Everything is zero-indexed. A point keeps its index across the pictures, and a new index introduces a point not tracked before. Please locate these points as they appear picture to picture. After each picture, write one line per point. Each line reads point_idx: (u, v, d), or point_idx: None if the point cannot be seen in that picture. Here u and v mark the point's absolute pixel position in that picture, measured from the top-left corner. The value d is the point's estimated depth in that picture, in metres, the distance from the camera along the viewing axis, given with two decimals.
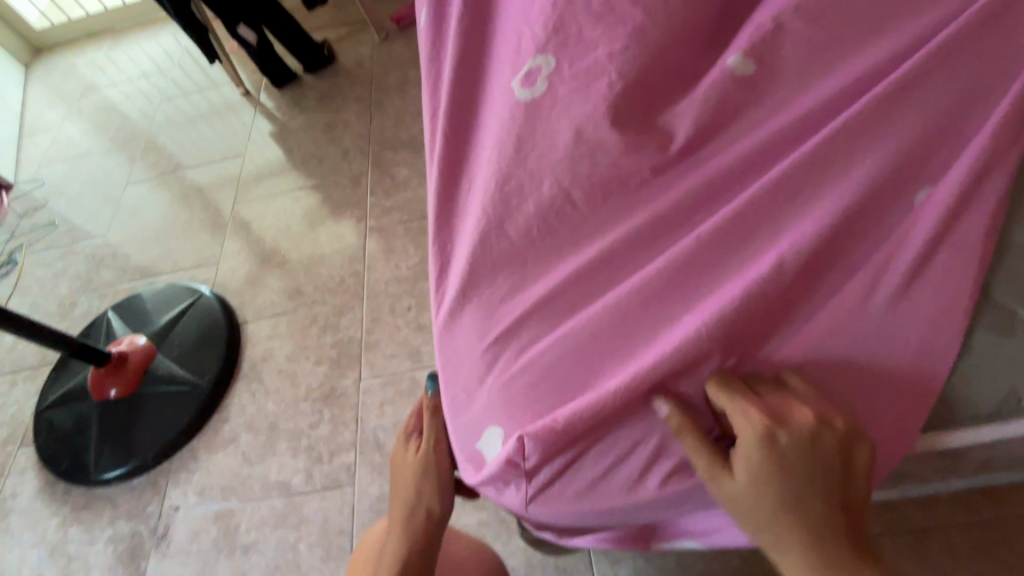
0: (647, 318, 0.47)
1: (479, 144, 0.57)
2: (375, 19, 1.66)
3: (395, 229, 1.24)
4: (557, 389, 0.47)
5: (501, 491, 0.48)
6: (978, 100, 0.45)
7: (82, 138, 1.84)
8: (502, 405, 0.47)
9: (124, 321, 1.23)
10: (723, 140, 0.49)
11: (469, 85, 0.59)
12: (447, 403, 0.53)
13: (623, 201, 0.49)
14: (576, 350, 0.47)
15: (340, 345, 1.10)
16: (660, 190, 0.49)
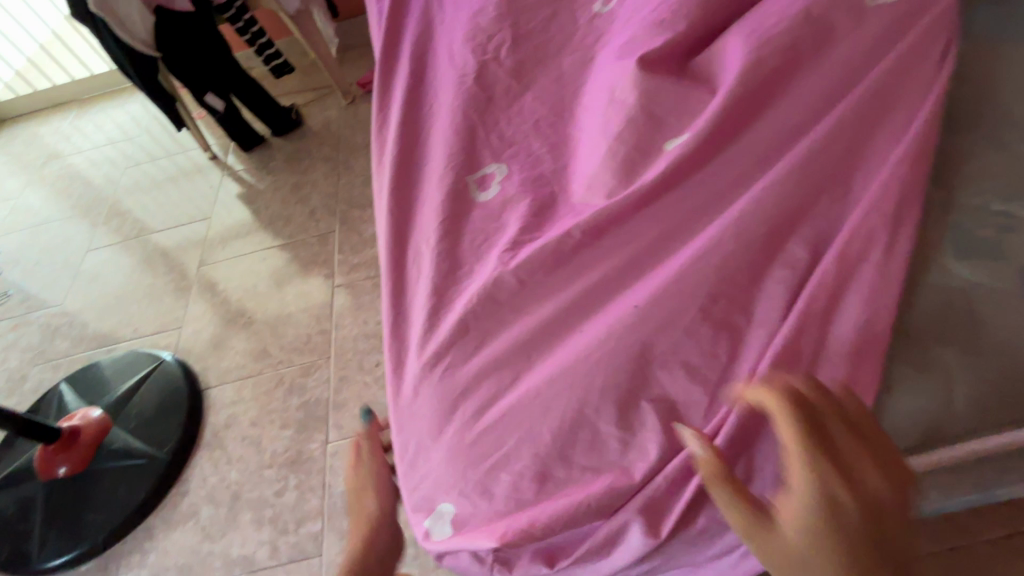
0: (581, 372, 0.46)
1: (426, 214, 0.60)
2: (342, 84, 1.72)
3: (363, 285, 1.24)
4: (501, 450, 0.46)
5: (462, 563, 0.48)
6: (901, 136, 0.46)
7: (42, 205, 1.81)
8: (454, 470, 0.47)
9: (78, 393, 1.18)
10: (656, 190, 0.50)
11: (431, 156, 0.64)
12: (401, 469, 0.52)
13: (565, 260, 0.51)
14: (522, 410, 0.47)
15: (307, 406, 1.07)
16: (597, 247, 0.51)
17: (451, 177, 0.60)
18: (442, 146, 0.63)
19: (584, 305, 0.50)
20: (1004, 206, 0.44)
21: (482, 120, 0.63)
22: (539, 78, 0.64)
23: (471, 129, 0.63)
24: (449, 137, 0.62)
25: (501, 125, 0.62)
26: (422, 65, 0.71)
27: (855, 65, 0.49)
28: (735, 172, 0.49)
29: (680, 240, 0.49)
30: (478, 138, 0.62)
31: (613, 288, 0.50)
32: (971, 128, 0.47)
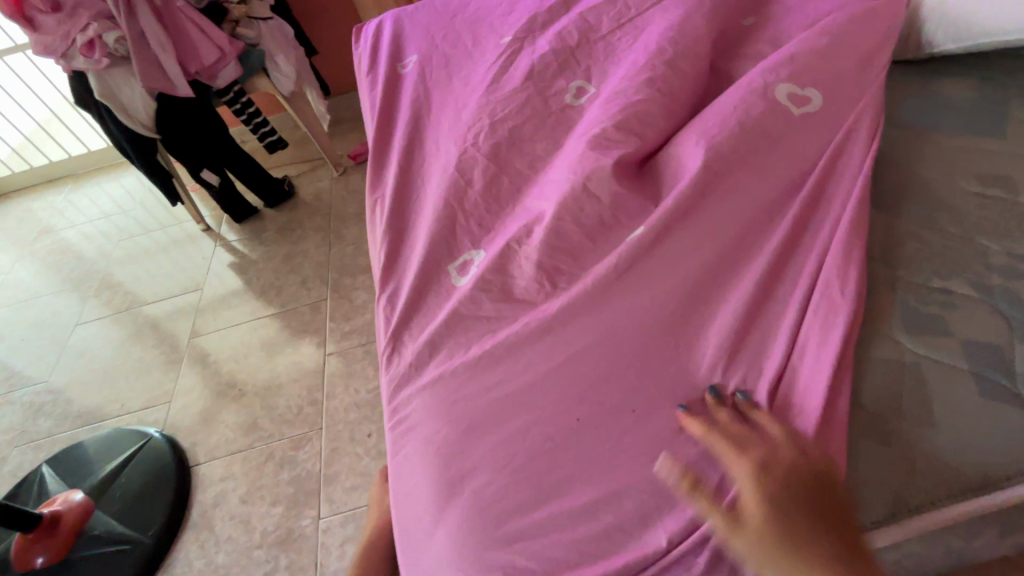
0: (571, 449, 0.49)
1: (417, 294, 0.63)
2: (333, 157, 1.80)
3: (354, 353, 1.26)
4: (498, 520, 0.48)
5: None
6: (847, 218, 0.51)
7: (32, 280, 1.82)
8: (453, 550, 0.48)
9: (60, 475, 1.15)
10: (630, 271, 0.54)
11: (422, 234, 0.67)
12: (401, 552, 0.53)
13: (551, 339, 0.54)
14: (517, 487, 0.49)
15: (298, 480, 1.06)
16: (579, 324, 0.54)
17: (441, 261, 0.64)
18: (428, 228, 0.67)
19: (569, 381, 0.51)
20: (943, 283, 0.48)
21: (466, 202, 0.67)
22: (521, 162, 0.68)
23: (457, 212, 0.67)
24: (436, 219, 0.66)
25: (484, 207, 0.67)
26: (411, 152, 0.76)
27: (799, 157, 0.54)
28: (702, 249, 0.53)
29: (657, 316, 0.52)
30: (463, 220, 0.66)
31: (593, 362, 0.51)
32: (907, 211, 0.53)
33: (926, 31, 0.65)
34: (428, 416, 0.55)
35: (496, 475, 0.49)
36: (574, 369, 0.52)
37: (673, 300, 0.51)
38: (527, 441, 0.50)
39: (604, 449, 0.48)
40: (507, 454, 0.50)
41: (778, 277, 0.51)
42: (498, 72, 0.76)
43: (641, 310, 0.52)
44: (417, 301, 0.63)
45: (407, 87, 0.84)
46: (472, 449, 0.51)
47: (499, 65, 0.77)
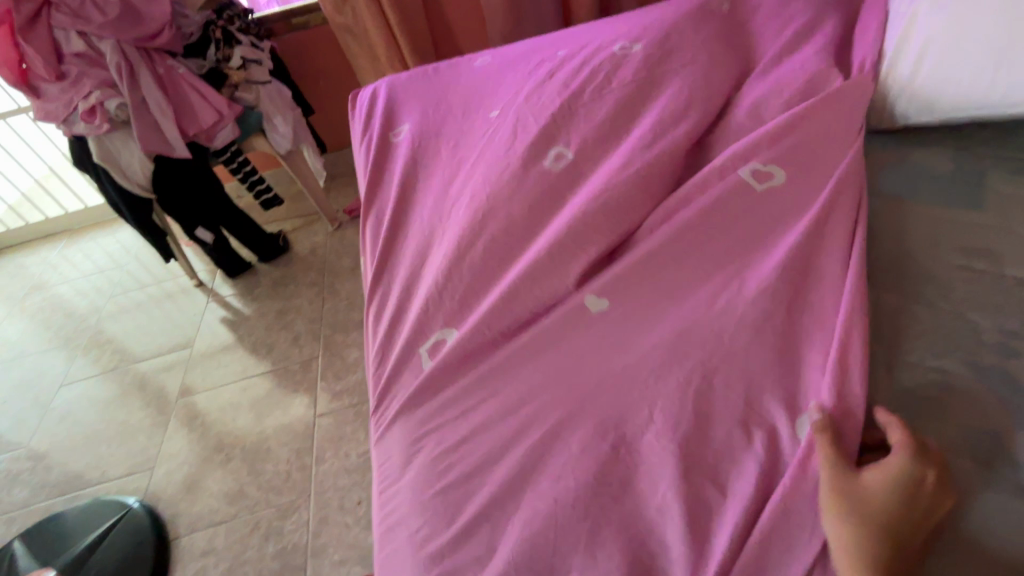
0: (566, 538, 0.46)
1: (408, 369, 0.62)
2: (328, 212, 1.82)
3: (346, 413, 1.23)
4: None
5: None
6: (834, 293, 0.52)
7: (19, 339, 1.79)
8: None
9: (33, 551, 1.09)
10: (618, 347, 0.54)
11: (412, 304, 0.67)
12: None
13: (542, 417, 0.52)
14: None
15: (284, 554, 1.01)
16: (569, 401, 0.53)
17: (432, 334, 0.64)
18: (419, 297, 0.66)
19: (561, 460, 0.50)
20: (935, 360, 0.48)
21: (454, 272, 0.66)
22: (511, 229, 0.67)
23: (445, 284, 0.66)
24: (428, 293, 0.66)
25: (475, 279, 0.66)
26: (403, 222, 0.77)
27: (780, 235, 0.56)
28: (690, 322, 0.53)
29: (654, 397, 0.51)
30: (450, 289, 0.65)
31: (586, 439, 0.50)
32: (894, 286, 0.54)
33: (897, 105, 0.67)
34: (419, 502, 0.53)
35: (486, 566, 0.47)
36: (567, 451, 0.51)
37: (666, 378, 0.51)
38: (520, 528, 0.48)
39: (602, 538, 0.46)
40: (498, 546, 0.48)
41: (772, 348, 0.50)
42: (488, 141, 0.78)
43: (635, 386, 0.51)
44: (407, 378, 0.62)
45: (398, 156, 0.86)
46: (462, 541, 0.49)
47: (488, 134, 0.79)
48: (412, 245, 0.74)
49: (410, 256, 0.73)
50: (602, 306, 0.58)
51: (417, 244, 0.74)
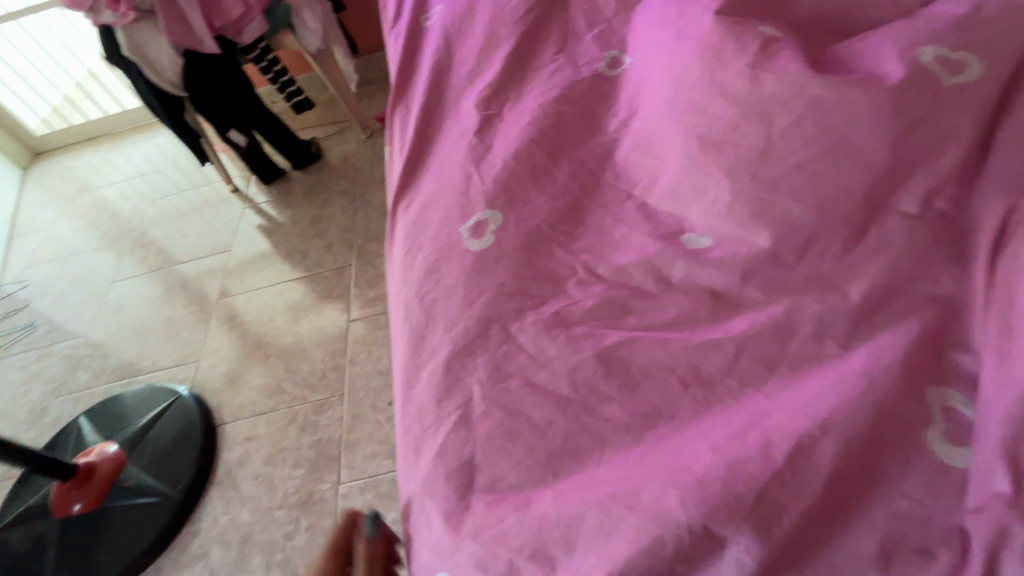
0: (620, 444, 0.39)
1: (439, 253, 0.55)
2: (361, 119, 1.76)
3: (377, 320, 1.24)
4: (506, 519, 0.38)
5: None
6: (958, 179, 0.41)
7: (71, 237, 1.87)
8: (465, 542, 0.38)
9: (96, 427, 1.19)
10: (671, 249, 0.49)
11: (444, 190, 0.60)
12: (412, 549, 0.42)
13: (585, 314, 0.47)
14: (544, 475, 0.39)
15: (320, 444, 1.06)
16: (617, 303, 0.47)
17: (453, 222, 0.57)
18: (450, 186, 0.60)
19: (609, 361, 0.43)
20: None
21: (492, 164, 0.60)
22: (554, 120, 0.61)
23: (478, 175, 0.60)
24: (463, 180, 0.60)
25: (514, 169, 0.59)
26: (436, 106, 0.69)
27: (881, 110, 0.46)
28: (751, 232, 0.45)
29: (717, 297, 0.45)
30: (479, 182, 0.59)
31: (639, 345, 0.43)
32: None
33: None
34: (448, 385, 0.46)
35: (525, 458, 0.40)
36: (624, 348, 0.43)
37: (727, 273, 0.45)
38: (563, 423, 0.41)
39: (662, 444, 0.38)
40: (540, 439, 0.41)
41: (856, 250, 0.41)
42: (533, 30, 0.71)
43: (696, 288, 0.45)
44: (437, 259, 0.54)
45: (429, 39, 0.78)
46: (496, 432, 0.42)
47: (530, 21, 0.69)
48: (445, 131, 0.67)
49: (443, 141, 0.65)
50: (704, 244, 0.48)
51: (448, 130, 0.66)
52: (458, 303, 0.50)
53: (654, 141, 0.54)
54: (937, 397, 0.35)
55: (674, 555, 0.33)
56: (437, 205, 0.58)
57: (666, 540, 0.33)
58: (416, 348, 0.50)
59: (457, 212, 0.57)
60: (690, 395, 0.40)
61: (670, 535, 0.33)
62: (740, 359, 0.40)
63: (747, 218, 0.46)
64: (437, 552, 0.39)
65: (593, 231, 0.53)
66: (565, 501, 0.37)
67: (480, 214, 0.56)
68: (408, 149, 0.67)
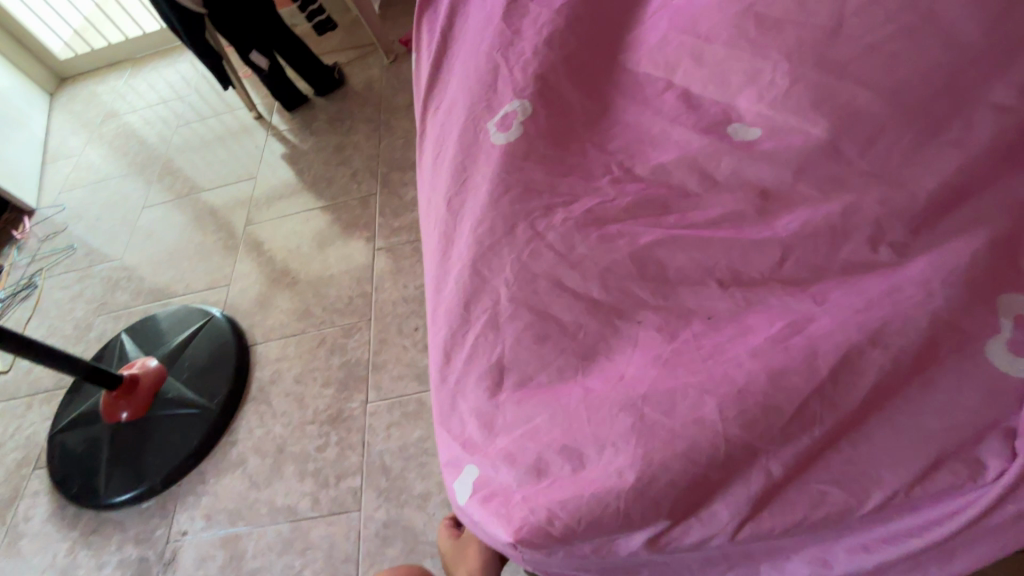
0: (647, 347, 0.38)
1: (466, 157, 0.52)
2: (384, 42, 1.69)
3: (403, 249, 1.24)
4: (535, 413, 0.39)
5: (492, 537, 0.37)
6: None
7: (101, 163, 1.88)
8: (493, 435, 0.40)
9: (137, 343, 1.24)
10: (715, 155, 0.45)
11: (467, 88, 0.56)
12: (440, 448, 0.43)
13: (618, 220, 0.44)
14: (570, 376, 0.40)
15: (348, 366, 1.09)
16: (653, 212, 0.44)
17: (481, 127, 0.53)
18: (474, 82, 0.55)
19: (640, 267, 0.41)
20: None
21: (522, 52, 0.54)
22: (596, 12, 0.55)
23: (509, 66, 0.54)
24: (489, 71, 0.55)
25: (545, 54, 0.53)
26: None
27: None
28: (809, 135, 0.42)
29: (764, 204, 0.42)
30: (510, 77, 0.54)
31: (673, 251, 0.41)
32: None
33: None
34: (477, 291, 0.45)
35: (552, 360, 0.40)
36: (658, 251, 0.41)
37: (779, 180, 0.42)
38: (589, 327, 0.40)
39: (690, 347, 0.37)
40: (567, 342, 0.41)
41: (916, 160, 0.39)
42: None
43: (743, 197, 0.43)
44: (464, 161, 0.52)
45: None
46: (523, 334, 0.42)
47: None
48: (470, 28, 0.61)
49: (468, 35, 0.60)
50: (753, 135, 0.44)
51: (473, 23, 0.61)
52: (484, 204, 0.48)
53: (699, 22, 0.49)
54: (1015, 303, 0.34)
55: (706, 457, 0.33)
56: (464, 107, 0.55)
57: (700, 443, 0.33)
58: (444, 255, 0.49)
59: (487, 114, 0.53)
60: (719, 304, 0.39)
61: (705, 437, 0.33)
62: (778, 268, 0.39)
63: (808, 117, 0.42)
64: (467, 445, 0.41)
65: (632, 134, 0.50)
66: (594, 396, 0.38)
67: (511, 105, 0.52)
68: (437, 51, 0.63)
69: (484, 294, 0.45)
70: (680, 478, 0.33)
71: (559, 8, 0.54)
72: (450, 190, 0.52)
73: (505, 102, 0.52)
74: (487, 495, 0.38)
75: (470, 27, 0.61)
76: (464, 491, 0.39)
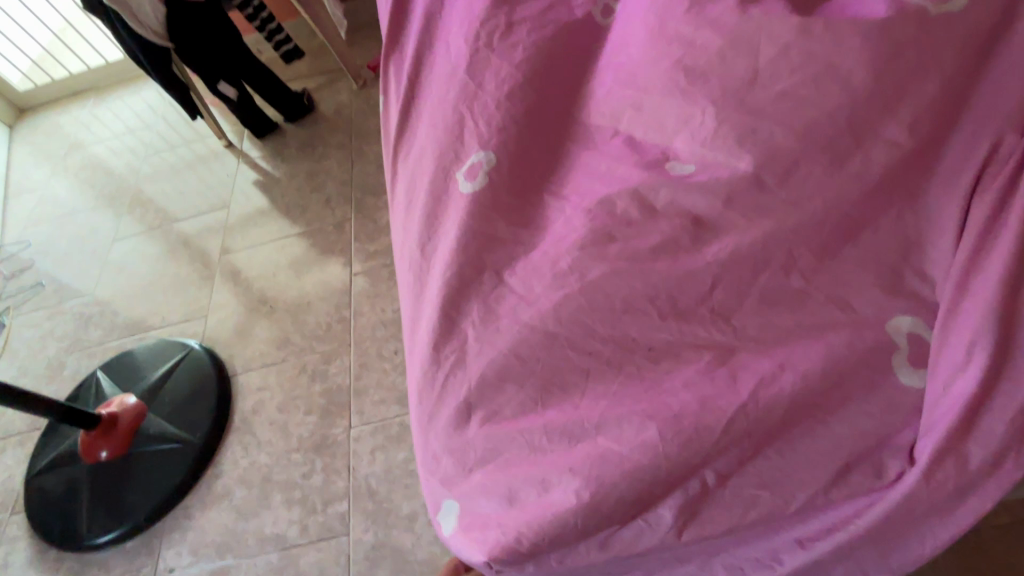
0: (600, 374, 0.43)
1: (437, 203, 0.57)
2: (352, 68, 1.72)
3: (379, 273, 1.27)
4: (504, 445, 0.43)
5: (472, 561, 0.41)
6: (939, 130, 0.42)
7: (67, 196, 1.86)
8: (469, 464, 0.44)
9: (114, 380, 1.23)
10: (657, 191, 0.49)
11: (437, 136, 0.60)
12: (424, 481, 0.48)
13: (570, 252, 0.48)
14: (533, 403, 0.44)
15: (330, 392, 1.11)
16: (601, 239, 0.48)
17: (448, 172, 0.57)
18: (442, 130, 0.60)
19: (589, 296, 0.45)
20: None
21: (484, 101, 0.58)
22: (550, 62, 0.59)
23: (472, 114, 0.58)
24: (455, 121, 0.59)
25: (504, 103, 0.58)
26: (426, 43, 0.67)
27: None
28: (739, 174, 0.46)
29: (699, 233, 0.46)
30: (474, 125, 0.58)
31: (618, 280, 0.45)
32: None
33: None
34: (450, 330, 0.49)
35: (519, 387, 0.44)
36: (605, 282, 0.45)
37: (711, 211, 0.46)
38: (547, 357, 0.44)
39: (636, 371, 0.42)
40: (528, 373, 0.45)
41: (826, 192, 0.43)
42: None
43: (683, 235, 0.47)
44: (435, 206, 0.56)
45: None
46: (487, 369, 0.46)
47: None
48: (435, 75, 0.65)
49: (434, 83, 0.64)
50: (688, 169, 0.49)
51: (438, 70, 0.64)
52: (450, 246, 0.52)
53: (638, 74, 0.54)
54: (901, 326, 0.41)
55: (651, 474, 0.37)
56: (434, 153, 0.59)
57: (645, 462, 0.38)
58: (417, 297, 0.54)
59: (453, 160, 0.57)
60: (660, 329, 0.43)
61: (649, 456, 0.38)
62: (710, 292, 0.44)
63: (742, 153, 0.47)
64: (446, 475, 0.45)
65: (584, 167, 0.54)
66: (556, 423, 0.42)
67: (473, 158, 0.56)
68: (406, 96, 0.67)
69: (459, 335, 0.48)
70: (634, 492, 0.38)
71: (517, 58, 0.59)
72: (422, 234, 0.56)
73: (471, 153, 0.57)
74: (467, 524, 0.42)
75: (435, 75, 0.65)
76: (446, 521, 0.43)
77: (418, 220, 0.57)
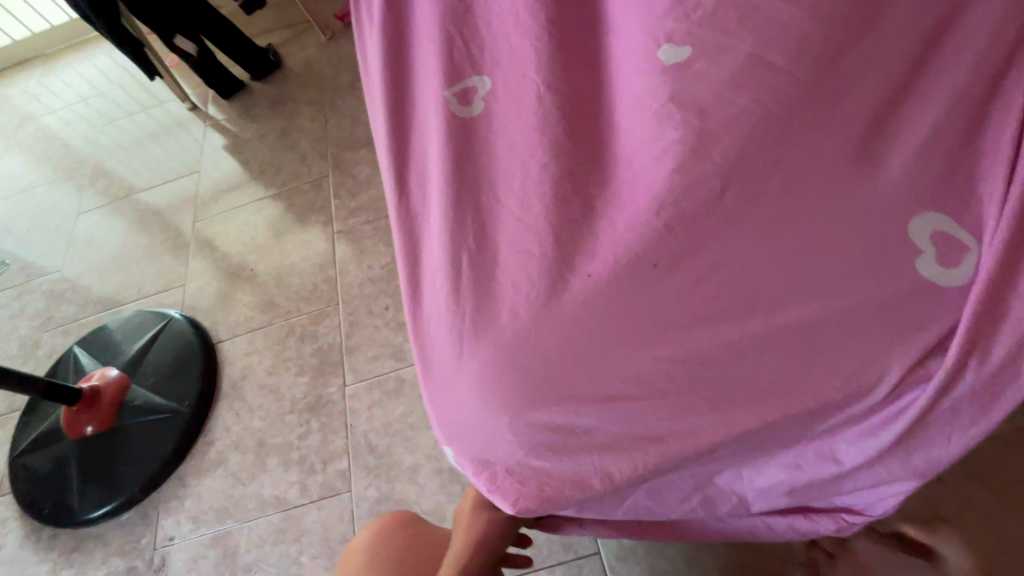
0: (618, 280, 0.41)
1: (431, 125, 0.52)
2: (319, 19, 1.62)
3: (363, 229, 1.22)
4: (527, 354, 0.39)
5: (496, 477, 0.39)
6: None
7: (23, 172, 1.75)
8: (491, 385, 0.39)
9: (92, 355, 1.18)
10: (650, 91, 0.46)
11: (426, 56, 0.55)
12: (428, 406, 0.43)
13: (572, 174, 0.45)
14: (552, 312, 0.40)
15: (321, 352, 1.08)
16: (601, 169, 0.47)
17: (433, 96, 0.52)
18: (429, 49, 0.55)
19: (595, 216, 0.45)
20: None
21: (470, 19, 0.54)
22: None
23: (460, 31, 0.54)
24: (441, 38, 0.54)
25: (488, 11, 0.53)
26: None
27: None
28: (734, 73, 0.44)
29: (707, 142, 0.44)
30: (463, 44, 0.53)
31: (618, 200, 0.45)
32: None
33: None
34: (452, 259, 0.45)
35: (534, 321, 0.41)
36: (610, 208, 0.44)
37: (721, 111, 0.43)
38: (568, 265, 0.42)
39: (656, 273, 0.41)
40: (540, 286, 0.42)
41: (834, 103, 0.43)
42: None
43: None
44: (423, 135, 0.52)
45: None
46: (502, 311, 0.42)
47: None
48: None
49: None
50: (683, 53, 0.45)
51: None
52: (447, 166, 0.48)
53: None
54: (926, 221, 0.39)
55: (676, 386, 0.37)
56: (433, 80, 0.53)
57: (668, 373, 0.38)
58: (416, 231, 0.48)
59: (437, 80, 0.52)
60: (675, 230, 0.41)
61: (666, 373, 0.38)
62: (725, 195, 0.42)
63: (752, 52, 0.43)
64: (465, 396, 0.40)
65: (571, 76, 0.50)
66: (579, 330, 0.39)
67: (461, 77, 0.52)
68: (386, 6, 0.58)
69: (475, 257, 0.44)
70: (704, 412, 0.37)
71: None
72: (399, 155, 0.51)
73: (465, 78, 0.51)
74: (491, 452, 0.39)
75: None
76: (458, 461, 0.40)
77: (392, 140, 0.53)
